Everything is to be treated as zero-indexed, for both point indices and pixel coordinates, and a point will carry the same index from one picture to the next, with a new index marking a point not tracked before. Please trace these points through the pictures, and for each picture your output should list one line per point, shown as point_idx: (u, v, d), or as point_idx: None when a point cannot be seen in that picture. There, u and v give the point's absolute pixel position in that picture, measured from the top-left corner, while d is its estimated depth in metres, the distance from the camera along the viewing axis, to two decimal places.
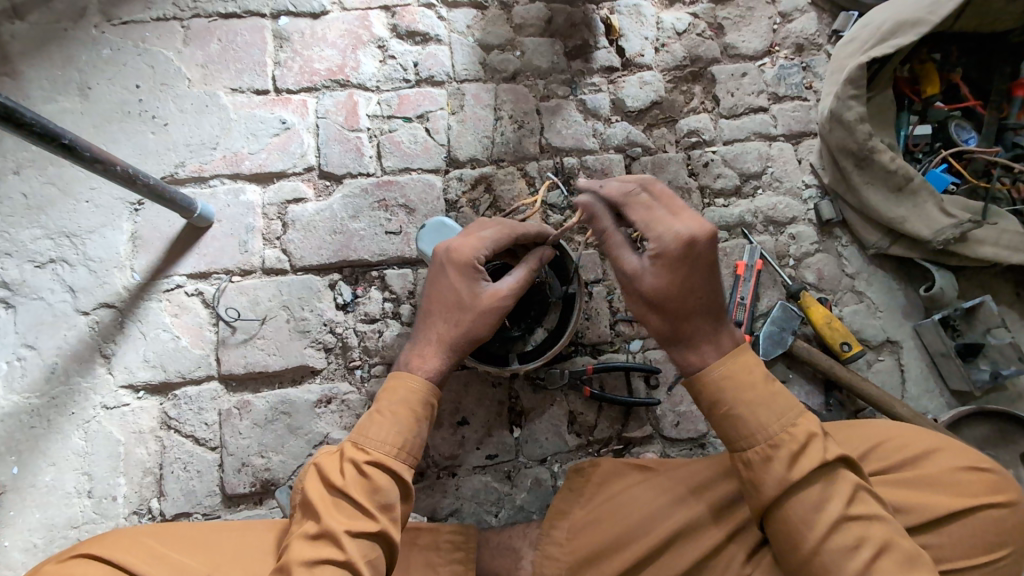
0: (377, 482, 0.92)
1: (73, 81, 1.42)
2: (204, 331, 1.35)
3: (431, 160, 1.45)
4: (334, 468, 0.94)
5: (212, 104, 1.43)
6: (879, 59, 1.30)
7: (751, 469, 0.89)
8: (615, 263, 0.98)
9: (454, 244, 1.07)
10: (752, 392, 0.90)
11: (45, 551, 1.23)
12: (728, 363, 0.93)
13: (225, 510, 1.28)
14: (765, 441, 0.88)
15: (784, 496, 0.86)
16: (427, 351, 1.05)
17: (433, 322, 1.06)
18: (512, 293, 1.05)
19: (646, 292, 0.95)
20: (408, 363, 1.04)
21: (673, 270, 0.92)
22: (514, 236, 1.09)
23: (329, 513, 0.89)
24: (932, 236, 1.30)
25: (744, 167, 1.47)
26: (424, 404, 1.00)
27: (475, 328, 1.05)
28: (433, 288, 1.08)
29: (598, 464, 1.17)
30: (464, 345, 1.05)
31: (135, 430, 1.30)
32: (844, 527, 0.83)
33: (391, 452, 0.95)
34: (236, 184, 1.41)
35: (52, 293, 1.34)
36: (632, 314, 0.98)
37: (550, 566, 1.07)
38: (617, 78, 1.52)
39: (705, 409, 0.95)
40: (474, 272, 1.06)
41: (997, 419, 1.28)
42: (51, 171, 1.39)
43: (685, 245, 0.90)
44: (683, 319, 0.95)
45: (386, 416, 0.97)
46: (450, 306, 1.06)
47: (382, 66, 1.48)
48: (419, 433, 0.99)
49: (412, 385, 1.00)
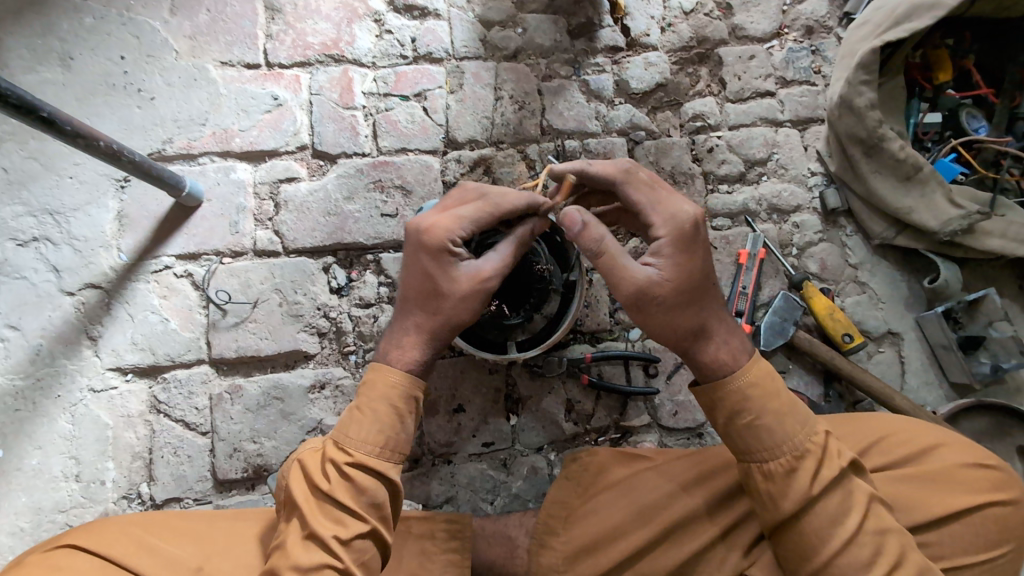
0: (361, 483, 0.89)
1: (53, 50, 1.35)
2: (193, 314, 1.31)
3: (429, 141, 1.40)
4: (319, 469, 0.91)
5: (201, 78, 1.38)
6: (892, 44, 1.27)
7: (772, 481, 0.88)
8: (625, 272, 0.93)
9: (429, 226, 0.97)
10: (778, 402, 0.90)
11: (33, 535, 1.21)
12: (750, 372, 0.92)
13: (217, 495, 1.27)
14: (790, 452, 0.87)
15: (805, 508, 0.86)
16: (405, 343, 0.99)
17: (410, 312, 1.00)
18: (497, 272, 0.98)
19: (666, 291, 0.93)
20: (386, 355, 0.99)
21: (693, 255, 0.94)
22: (497, 213, 0.99)
23: (316, 518, 0.87)
24: (939, 226, 1.28)
25: (749, 154, 1.44)
26: (408, 398, 0.95)
27: (456, 315, 0.98)
28: (409, 273, 1.01)
29: (596, 454, 1.14)
30: (445, 333, 0.99)
31: (124, 414, 1.28)
32: (861, 540, 0.84)
33: (373, 451, 0.91)
34: (226, 163, 1.37)
35: (36, 272, 1.29)
36: (658, 322, 0.95)
37: (547, 555, 1.05)
38: (621, 59, 1.47)
39: (720, 418, 0.93)
40: (449, 256, 0.97)
41: (995, 412, 1.28)
42: (32, 144, 1.33)
43: (693, 225, 0.94)
44: (705, 310, 0.95)
45: (367, 413, 0.93)
46: (429, 295, 0.98)
47: (379, 41, 1.43)
48: (404, 427, 0.94)
49: (391, 379, 0.95)
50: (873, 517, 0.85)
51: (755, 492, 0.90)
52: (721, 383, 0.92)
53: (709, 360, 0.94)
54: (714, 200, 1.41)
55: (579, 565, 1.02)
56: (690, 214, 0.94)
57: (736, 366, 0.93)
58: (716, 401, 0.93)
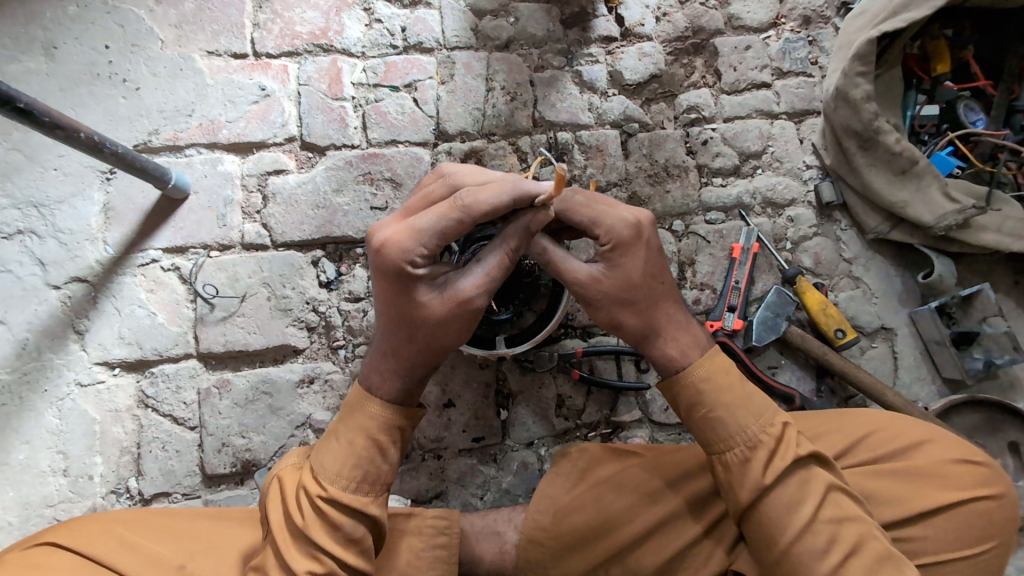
0: (337, 519, 0.87)
1: (36, 39, 1.33)
2: (180, 308, 1.30)
3: (419, 133, 1.38)
4: (295, 499, 0.90)
5: (187, 68, 1.35)
6: (890, 34, 1.25)
7: (728, 471, 0.89)
8: (575, 272, 0.92)
9: (397, 245, 0.86)
10: (733, 393, 0.91)
11: (20, 530, 1.21)
12: (706, 365, 0.93)
13: (206, 490, 1.26)
14: (743, 443, 0.88)
15: (761, 497, 0.86)
16: (385, 368, 0.95)
17: (386, 336, 0.95)
18: (482, 289, 0.89)
19: (605, 294, 0.92)
20: (369, 379, 0.96)
21: (643, 254, 0.91)
22: (471, 218, 0.86)
23: (289, 550, 0.86)
24: (934, 221, 1.26)
25: (744, 146, 1.42)
26: (387, 430, 0.93)
27: (437, 338, 0.92)
28: (380, 295, 0.92)
29: (585, 449, 1.13)
30: (427, 357, 0.94)
31: (111, 408, 1.27)
32: (818, 527, 0.83)
33: (349, 486, 0.89)
34: (213, 155, 1.35)
35: (21, 266, 1.28)
36: (606, 325, 0.95)
37: (534, 549, 1.06)
38: (615, 49, 1.45)
39: (681, 410, 0.94)
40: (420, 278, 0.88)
41: (987, 408, 1.28)
42: (15, 136, 1.31)
43: (633, 228, 0.90)
44: (655, 311, 0.94)
45: (344, 445, 0.91)
46: (407, 318, 0.91)
47: (368, 31, 1.40)
48: (384, 461, 0.92)
49: (371, 411, 0.93)
50: (829, 505, 0.84)
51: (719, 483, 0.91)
52: (673, 383, 0.94)
53: (659, 356, 0.95)
54: (709, 193, 1.39)
55: (567, 560, 1.04)
56: (631, 218, 0.91)
57: (685, 363, 0.94)
58: (673, 395, 0.94)
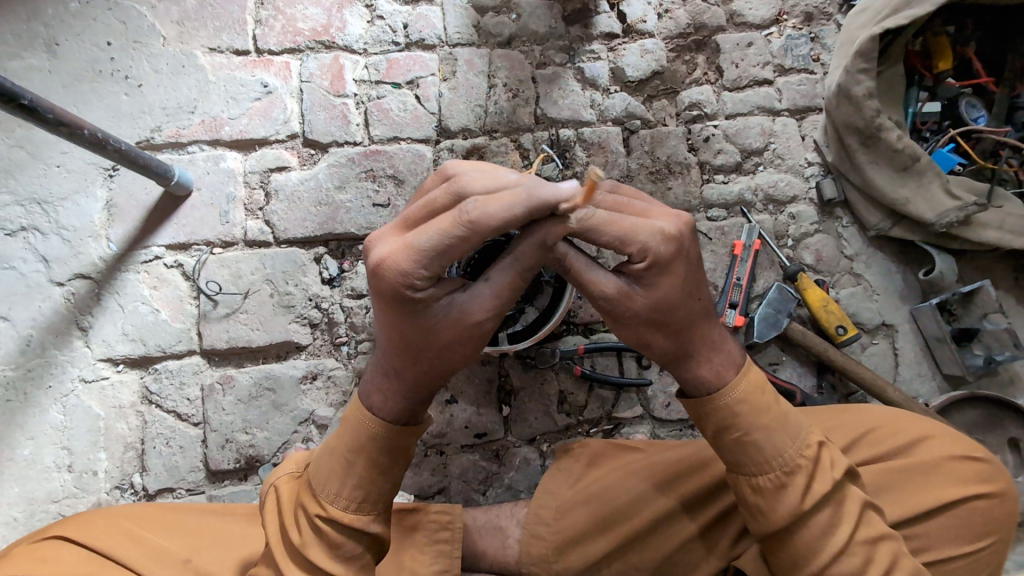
0: (334, 540, 0.85)
1: (39, 36, 1.33)
2: (184, 304, 1.30)
3: (421, 130, 1.38)
4: (292, 514, 0.88)
5: (189, 65, 1.35)
6: (893, 31, 1.25)
7: (760, 495, 0.84)
8: (598, 287, 0.82)
9: (396, 269, 0.78)
10: (771, 412, 0.84)
11: (26, 525, 1.21)
12: (740, 385, 0.85)
13: (210, 486, 1.27)
14: (780, 469, 0.82)
15: (799, 523, 0.82)
16: (386, 389, 0.89)
17: (387, 355, 0.88)
18: (490, 313, 0.83)
19: (638, 315, 0.82)
20: (369, 398, 0.90)
21: (677, 269, 0.80)
22: (473, 238, 0.75)
23: (286, 565, 0.84)
24: (935, 218, 1.27)
25: (746, 143, 1.42)
26: (388, 451, 0.88)
27: (442, 359, 0.86)
28: (380, 317, 0.85)
29: (586, 445, 1.15)
30: (431, 378, 0.87)
31: (116, 404, 1.27)
32: (852, 550, 0.81)
33: (348, 506, 0.86)
34: (216, 152, 1.35)
35: (24, 263, 1.28)
36: (634, 343, 0.86)
37: (537, 544, 1.06)
38: (617, 46, 1.45)
39: (710, 432, 0.87)
40: (422, 301, 0.80)
41: (987, 404, 1.28)
42: (18, 133, 1.31)
43: (674, 245, 0.77)
44: (689, 329, 0.85)
45: (342, 465, 0.87)
46: (409, 341, 0.84)
47: (370, 27, 1.40)
48: (384, 480, 0.88)
49: (369, 432, 0.87)
50: (864, 528, 0.82)
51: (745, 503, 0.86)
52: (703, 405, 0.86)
53: (691, 379, 0.87)
54: (710, 190, 1.39)
55: (570, 554, 1.03)
56: (671, 231, 0.78)
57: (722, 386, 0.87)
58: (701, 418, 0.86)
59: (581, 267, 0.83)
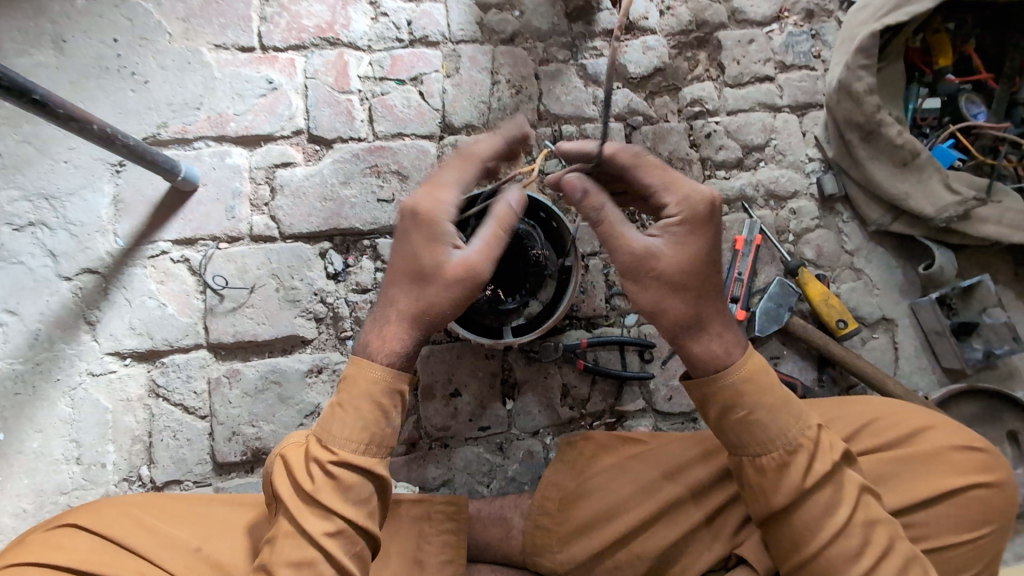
0: (347, 482, 0.87)
1: (46, 33, 1.34)
2: (191, 299, 1.31)
3: (425, 126, 1.39)
4: (303, 466, 0.89)
5: (194, 61, 1.37)
6: (893, 27, 1.26)
7: (761, 478, 0.86)
8: (623, 243, 0.90)
9: (421, 203, 0.95)
10: (771, 394, 0.87)
11: (35, 517, 1.23)
12: (744, 366, 0.88)
13: (217, 478, 1.28)
14: (782, 447, 0.85)
15: (797, 502, 0.84)
16: (390, 327, 0.94)
17: (395, 295, 0.95)
18: (484, 251, 0.94)
19: (661, 269, 0.89)
20: (368, 346, 0.94)
21: (694, 239, 0.89)
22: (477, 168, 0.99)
23: (303, 515, 0.86)
24: (935, 213, 1.28)
25: (747, 139, 1.43)
26: (391, 392, 0.92)
27: (444, 300, 0.93)
28: (400, 257, 0.95)
29: (590, 438, 1.15)
30: (430, 319, 0.94)
31: (123, 398, 1.29)
32: (849, 534, 0.82)
33: (358, 449, 0.88)
34: (222, 147, 1.36)
35: (32, 257, 1.30)
36: (649, 305, 0.90)
37: (541, 535, 1.08)
38: (619, 43, 1.46)
39: (714, 412, 0.89)
40: (440, 236, 0.94)
41: (985, 397, 1.30)
42: (25, 128, 1.32)
43: (710, 206, 0.89)
44: (703, 296, 0.91)
45: (349, 410, 0.90)
46: (416, 275, 0.94)
47: (374, 24, 1.41)
48: (388, 423, 0.91)
49: (372, 375, 0.91)
50: (862, 508, 0.84)
51: (746, 485, 0.88)
52: (708, 381, 0.88)
53: (701, 353, 0.90)
54: (712, 185, 1.41)
55: (574, 544, 1.05)
56: (710, 196, 0.90)
57: (730, 362, 0.89)
58: (707, 397, 0.88)
59: (608, 223, 0.92)
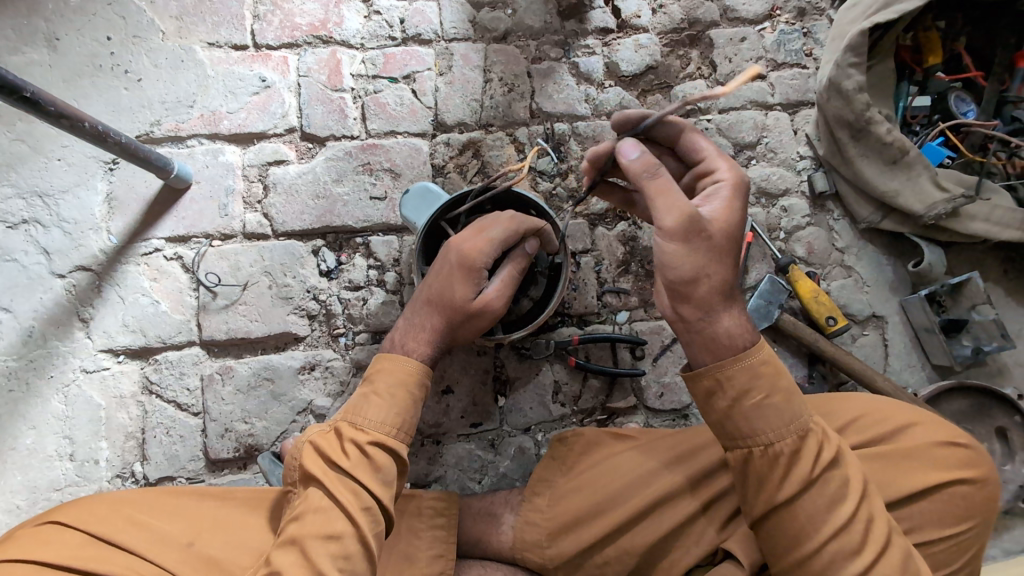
0: (380, 462, 0.95)
1: (39, 31, 1.34)
2: (183, 296, 1.32)
3: (417, 123, 1.40)
4: (338, 447, 0.96)
5: (188, 59, 1.37)
6: (883, 26, 1.26)
7: (762, 469, 0.85)
8: (677, 203, 0.88)
9: (463, 244, 1.07)
10: (782, 382, 0.86)
11: (28, 513, 1.23)
12: (752, 355, 0.87)
13: (209, 474, 1.29)
14: (794, 432, 0.84)
15: (801, 493, 0.83)
16: (420, 338, 1.09)
17: (427, 313, 1.10)
18: (500, 296, 1.08)
19: (714, 231, 0.90)
20: (405, 346, 1.09)
21: (734, 205, 0.94)
22: (521, 230, 1.07)
23: (337, 489, 0.91)
24: (924, 210, 1.29)
25: (739, 137, 1.43)
26: (421, 386, 1.04)
27: (466, 330, 1.10)
28: (438, 283, 1.09)
29: (580, 433, 1.17)
30: (449, 340, 1.11)
31: (116, 395, 1.29)
32: (849, 528, 0.82)
33: (391, 432, 0.98)
34: (214, 145, 1.37)
35: (26, 255, 1.30)
36: (690, 269, 0.87)
37: (530, 530, 1.09)
38: (612, 41, 1.46)
39: (723, 398, 0.87)
40: (476, 276, 1.07)
41: (975, 394, 1.30)
42: (19, 126, 1.33)
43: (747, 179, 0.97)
44: (734, 268, 0.91)
45: (384, 398, 1.01)
46: (445, 304, 1.08)
47: (367, 22, 1.42)
48: (416, 413, 1.03)
49: (406, 368, 1.04)
50: (865, 504, 0.83)
51: (744, 478, 0.87)
52: (740, 355, 0.87)
53: (728, 326, 0.88)
54: None
55: (564, 539, 1.06)
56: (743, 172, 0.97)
57: (750, 338, 0.89)
58: (719, 383, 0.87)
59: (664, 180, 0.91)
